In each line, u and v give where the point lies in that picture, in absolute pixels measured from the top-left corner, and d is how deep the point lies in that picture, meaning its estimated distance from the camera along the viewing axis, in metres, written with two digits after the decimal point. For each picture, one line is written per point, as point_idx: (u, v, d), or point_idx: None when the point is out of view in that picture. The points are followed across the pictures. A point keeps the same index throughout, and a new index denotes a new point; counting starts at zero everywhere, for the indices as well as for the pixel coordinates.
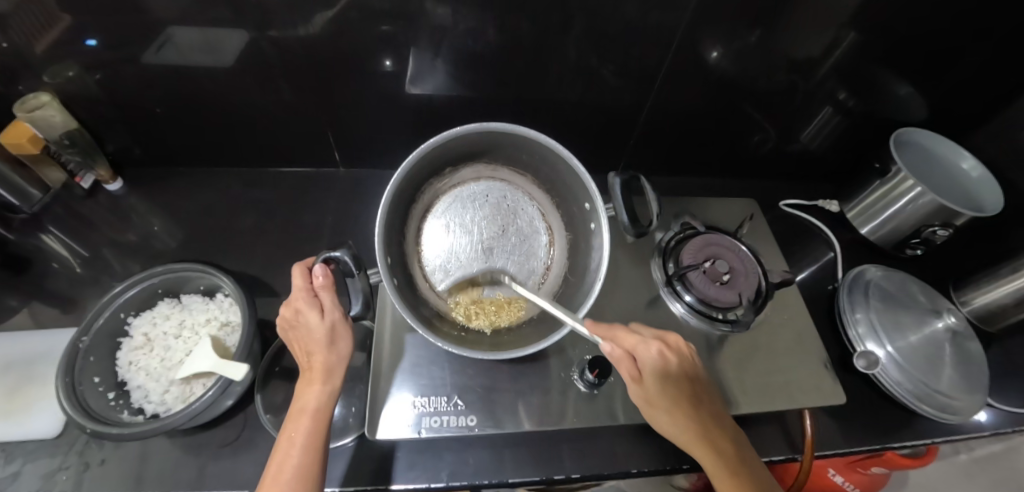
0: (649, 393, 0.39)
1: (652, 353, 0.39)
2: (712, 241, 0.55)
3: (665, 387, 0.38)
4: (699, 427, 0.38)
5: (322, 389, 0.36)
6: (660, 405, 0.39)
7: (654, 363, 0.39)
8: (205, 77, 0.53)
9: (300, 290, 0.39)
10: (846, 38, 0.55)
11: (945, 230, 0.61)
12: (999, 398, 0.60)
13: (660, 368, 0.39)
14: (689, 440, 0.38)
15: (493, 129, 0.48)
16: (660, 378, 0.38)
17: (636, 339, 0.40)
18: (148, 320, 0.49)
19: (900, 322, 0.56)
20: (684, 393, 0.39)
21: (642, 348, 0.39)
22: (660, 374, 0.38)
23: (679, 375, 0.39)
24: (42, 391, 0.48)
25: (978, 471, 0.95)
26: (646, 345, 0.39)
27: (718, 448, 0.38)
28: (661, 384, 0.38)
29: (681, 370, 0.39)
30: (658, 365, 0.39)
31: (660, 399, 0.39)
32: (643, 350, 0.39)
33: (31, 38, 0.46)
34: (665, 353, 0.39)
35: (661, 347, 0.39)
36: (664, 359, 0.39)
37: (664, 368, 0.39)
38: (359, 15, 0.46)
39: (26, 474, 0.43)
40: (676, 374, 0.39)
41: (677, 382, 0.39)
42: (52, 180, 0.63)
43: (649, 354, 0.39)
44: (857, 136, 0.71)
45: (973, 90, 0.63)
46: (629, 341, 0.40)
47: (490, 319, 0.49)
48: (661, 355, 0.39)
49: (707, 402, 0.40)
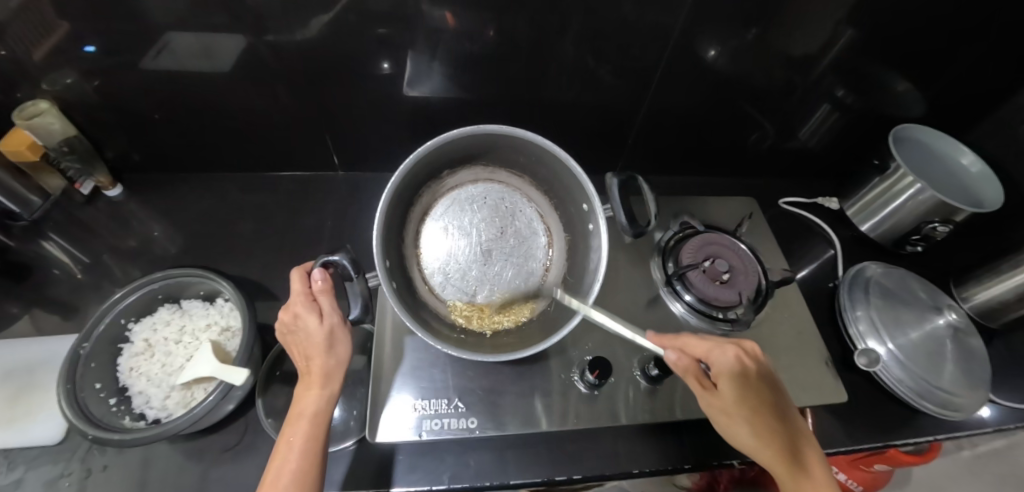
0: (726, 402, 0.38)
1: (728, 357, 0.39)
2: (711, 240, 0.55)
3: (745, 395, 0.37)
4: (781, 439, 0.37)
5: (320, 393, 0.36)
6: (739, 415, 0.37)
7: (733, 369, 0.38)
8: (203, 82, 0.53)
9: (298, 294, 0.39)
10: (844, 35, 0.55)
11: (945, 226, 0.61)
12: (1001, 393, 0.60)
13: (738, 374, 0.38)
14: (768, 453, 0.37)
15: (490, 131, 0.48)
16: (738, 386, 0.38)
17: (710, 346, 0.40)
18: (148, 326, 0.49)
19: (900, 319, 0.56)
20: (764, 402, 0.38)
21: (716, 354, 0.39)
22: (738, 381, 0.38)
23: (758, 382, 0.38)
24: (44, 398, 0.48)
25: (981, 467, 0.95)
26: (722, 350, 0.39)
27: (800, 463, 0.36)
28: (740, 390, 0.38)
29: (759, 376, 0.38)
30: (736, 372, 0.38)
31: (737, 407, 0.38)
32: (717, 356, 0.39)
33: (30, 46, 0.46)
34: (742, 358, 0.39)
35: (738, 352, 0.39)
36: (742, 365, 0.38)
37: (743, 374, 0.38)
38: (357, 18, 0.46)
39: (29, 480, 0.43)
40: (753, 381, 0.38)
41: (756, 391, 0.38)
42: (52, 187, 0.63)
43: (724, 360, 0.39)
44: (855, 133, 0.71)
45: (970, 87, 0.63)
46: (701, 348, 0.40)
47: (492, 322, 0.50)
48: (739, 361, 0.38)
49: (787, 413, 0.39)
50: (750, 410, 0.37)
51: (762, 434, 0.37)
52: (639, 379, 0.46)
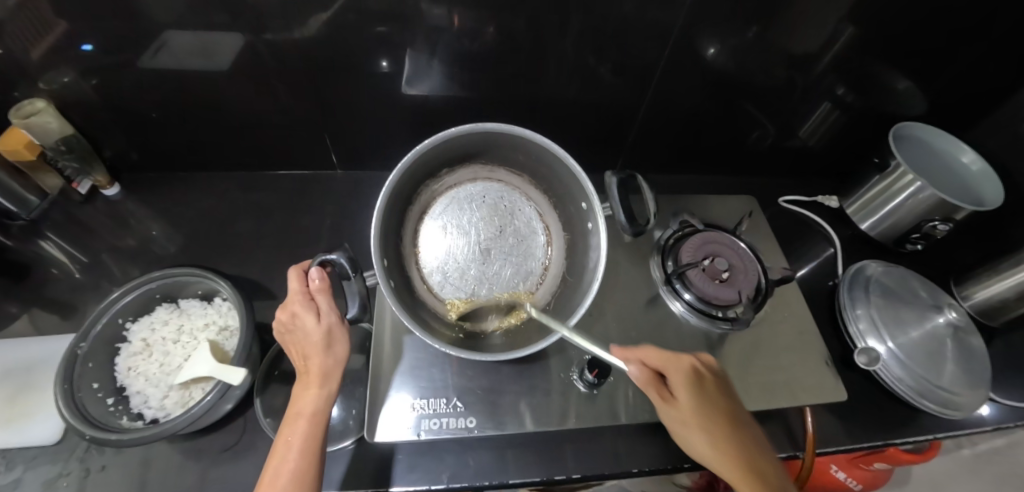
0: (683, 412, 0.38)
1: (684, 368, 0.40)
2: (711, 239, 0.54)
3: (702, 404, 0.38)
4: (737, 448, 0.37)
5: (319, 393, 0.36)
6: (697, 425, 0.38)
7: (687, 379, 0.39)
8: (202, 81, 0.53)
9: (295, 293, 0.38)
10: (844, 33, 0.55)
11: (946, 224, 0.60)
12: (1001, 392, 0.59)
13: (692, 384, 0.39)
14: (725, 463, 0.37)
15: (489, 130, 0.48)
16: (694, 396, 0.38)
17: (666, 356, 0.41)
18: (146, 325, 0.49)
19: (901, 318, 0.56)
20: (721, 410, 0.38)
21: (673, 365, 0.40)
22: (694, 391, 0.38)
23: (713, 391, 0.39)
24: (42, 397, 0.48)
25: (981, 465, 0.95)
26: (677, 360, 0.40)
27: (759, 474, 0.36)
28: (696, 400, 0.38)
29: (714, 385, 0.39)
30: (692, 381, 0.39)
31: (694, 418, 0.38)
32: (675, 367, 0.40)
33: (28, 45, 0.46)
34: (696, 368, 0.40)
35: (693, 363, 0.40)
36: (698, 375, 0.40)
37: (697, 382, 0.39)
38: (356, 16, 0.46)
39: (28, 480, 0.43)
40: (709, 390, 0.39)
41: (712, 401, 0.38)
42: (50, 186, 0.63)
43: (680, 370, 0.39)
44: (856, 131, 0.71)
45: (971, 85, 0.63)
46: (658, 359, 0.40)
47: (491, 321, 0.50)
48: (693, 371, 0.40)
49: (745, 423, 0.39)
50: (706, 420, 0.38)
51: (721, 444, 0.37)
52: None
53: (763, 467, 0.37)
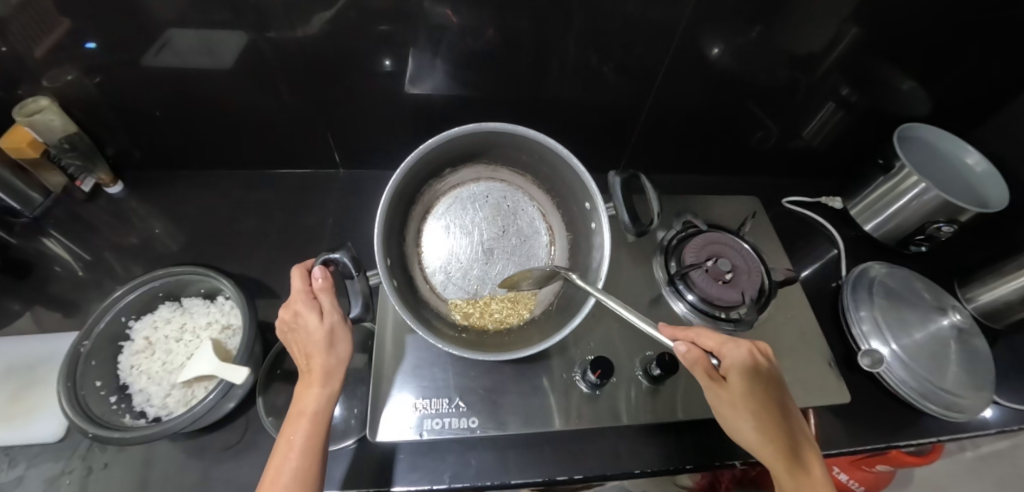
0: (734, 393, 0.37)
1: (741, 353, 0.39)
2: (714, 239, 0.54)
3: (754, 389, 0.37)
4: (785, 436, 0.36)
5: (320, 392, 0.36)
6: (746, 409, 0.37)
7: (743, 362, 0.38)
8: (204, 79, 0.53)
9: (299, 292, 0.38)
10: (849, 33, 0.55)
11: (950, 226, 0.60)
12: (1004, 395, 0.59)
13: (748, 368, 0.38)
14: (768, 447, 0.36)
15: (492, 129, 0.48)
16: (747, 380, 0.37)
17: (722, 339, 0.40)
18: (149, 324, 0.49)
19: (905, 319, 0.55)
20: (771, 396, 0.37)
21: (729, 347, 0.39)
22: (748, 375, 0.37)
23: (769, 379, 0.38)
24: (44, 395, 0.48)
25: (984, 468, 0.95)
26: (734, 345, 0.39)
27: (803, 466, 0.35)
28: (749, 384, 0.37)
29: (771, 371, 0.38)
30: (747, 366, 0.38)
31: (746, 402, 0.37)
32: (732, 349, 0.39)
33: (31, 42, 0.46)
34: (754, 355, 0.39)
35: (750, 348, 0.39)
36: (753, 360, 0.39)
37: (754, 369, 0.38)
38: (359, 15, 0.46)
39: (31, 477, 0.43)
40: (766, 376, 0.38)
41: (764, 387, 0.37)
42: (53, 184, 0.62)
43: (737, 354, 0.39)
44: (859, 132, 0.71)
45: (975, 86, 0.63)
46: (713, 341, 0.40)
47: (494, 320, 0.49)
48: (751, 356, 0.39)
49: (794, 416, 0.38)
50: (756, 404, 0.37)
51: (768, 429, 0.36)
52: (641, 379, 0.46)
53: (809, 459, 0.36)
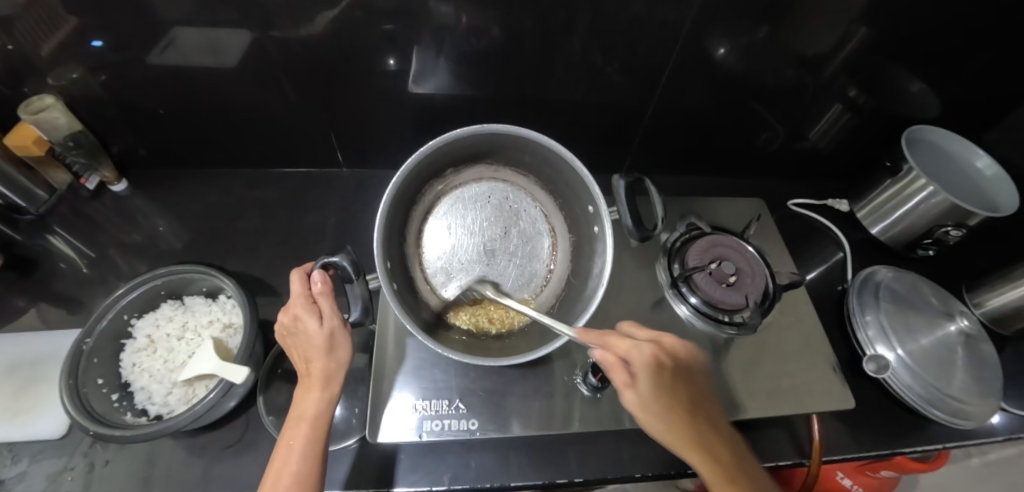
0: (646, 396, 0.35)
1: (646, 355, 0.36)
2: (719, 242, 0.54)
3: (665, 395, 0.35)
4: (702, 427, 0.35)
5: (320, 396, 0.36)
6: (658, 414, 0.35)
7: (651, 368, 0.35)
8: (208, 77, 0.53)
9: (297, 296, 0.38)
10: (857, 34, 0.54)
11: (959, 230, 0.59)
12: (1013, 401, 0.58)
13: (655, 370, 0.35)
14: (690, 448, 0.34)
15: (494, 131, 0.47)
16: (658, 385, 0.35)
17: (630, 344, 0.36)
18: (151, 321, 0.49)
19: (911, 325, 0.55)
20: (682, 389, 0.36)
21: (637, 348, 0.36)
22: (657, 380, 0.35)
23: (677, 382, 0.36)
24: (48, 392, 0.48)
25: (989, 474, 0.93)
26: (641, 349, 0.36)
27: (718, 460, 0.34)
28: (659, 389, 0.35)
29: (684, 364, 0.37)
30: (655, 369, 0.35)
31: (659, 407, 0.35)
32: (639, 348, 0.36)
33: (38, 40, 0.46)
34: (661, 356, 0.36)
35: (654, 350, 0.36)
36: (660, 361, 0.36)
37: (661, 373, 0.35)
38: (363, 14, 0.46)
39: (34, 474, 0.44)
40: (675, 372, 0.36)
41: (674, 383, 0.36)
42: (58, 181, 0.63)
43: (644, 360, 0.35)
44: (867, 134, 0.70)
45: (984, 89, 0.62)
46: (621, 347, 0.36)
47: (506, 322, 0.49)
48: (656, 359, 0.36)
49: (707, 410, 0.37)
50: (672, 403, 0.35)
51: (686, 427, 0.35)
52: None
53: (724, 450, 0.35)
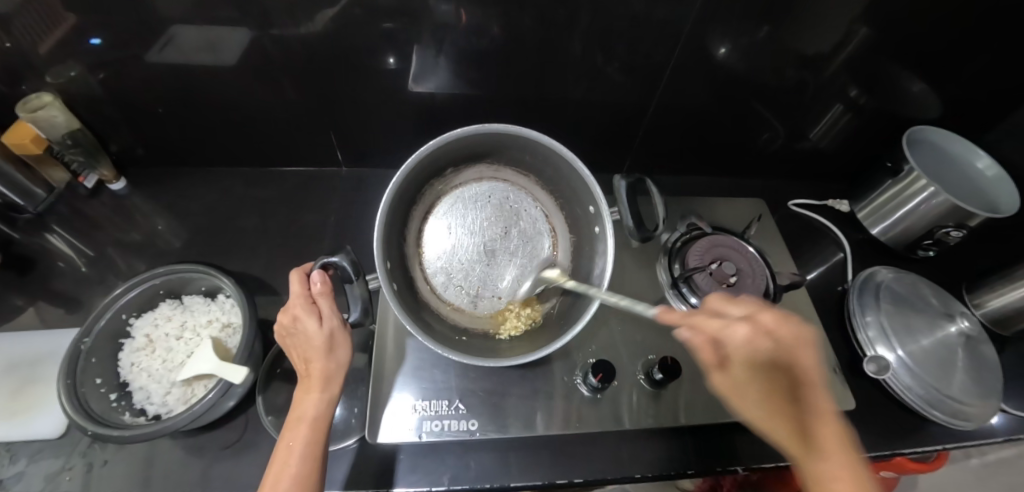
0: (741, 381, 0.29)
1: (742, 336, 0.29)
2: (719, 242, 0.54)
3: (763, 379, 0.28)
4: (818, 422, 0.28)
5: (320, 397, 0.36)
6: (754, 400, 0.29)
7: (750, 352, 0.28)
8: (208, 76, 0.53)
9: (297, 296, 0.38)
10: (858, 33, 0.54)
11: (959, 231, 0.59)
12: (1012, 402, 0.58)
13: (756, 354, 0.28)
14: (796, 444, 0.28)
15: (495, 130, 0.47)
16: (757, 372, 0.28)
17: (723, 323, 0.29)
18: (150, 321, 0.49)
19: (912, 325, 0.55)
20: (789, 376, 0.28)
21: (730, 331, 0.29)
22: (757, 365, 0.28)
23: (788, 372, 0.28)
24: (47, 391, 0.48)
25: (988, 475, 0.93)
26: (735, 332, 0.29)
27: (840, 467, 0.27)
28: (757, 375, 0.28)
29: (795, 348, 0.28)
30: (755, 353, 0.28)
31: (757, 391, 0.28)
32: (731, 330, 0.29)
33: (36, 38, 0.46)
34: (760, 338, 0.28)
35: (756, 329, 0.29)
36: (761, 344, 0.28)
37: (765, 359, 0.28)
38: (363, 12, 0.45)
39: (32, 474, 0.43)
40: (782, 358, 0.28)
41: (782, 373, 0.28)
42: (57, 180, 0.63)
43: (738, 342, 0.29)
44: (868, 134, 0.69)
45: (985, 90, 0.62)
46: (713, 325, 0.30)
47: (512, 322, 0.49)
48: (758, 340, 0.28)
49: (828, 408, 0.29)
50: (774, 391, 0.28)
51: (792, 419, 0.28)
52: (644, 383, 0.46)
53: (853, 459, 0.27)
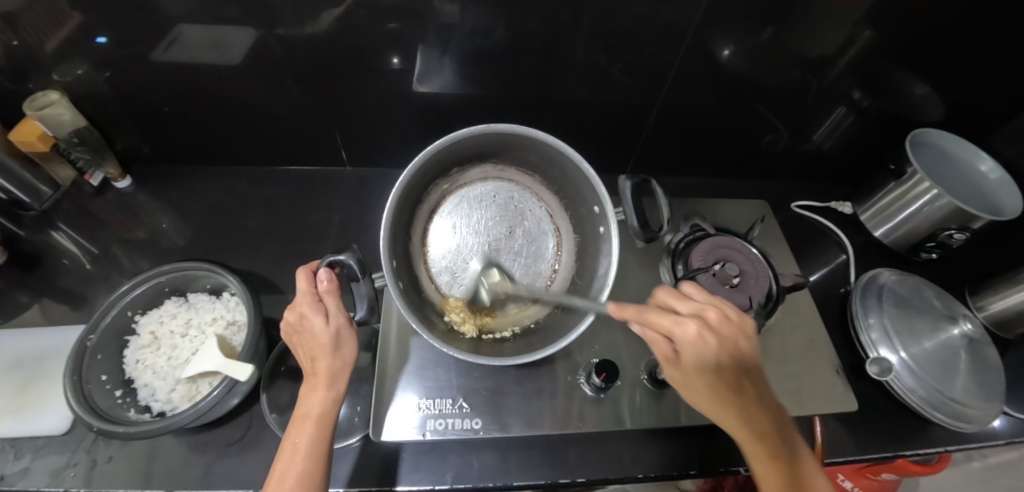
0: (689, 372, 0.36)
1: (689, 334, 0.34)
2: (723, 243, 0.53)
3: (705, 372, 0.35)
4: (755, 409, 0.35)
5: (326, 394, 0.36)
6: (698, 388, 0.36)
7: (694, 348, 0.34)
8: (213, 75, 0.53)
9: (303, 294, 0.38)
10: (862, 36, 0.54)
11: (962, 233, 0.59)
12: (1015, 405, 0.58)
13: (701, 350, 0.34)
14: (738, 424, 0.35)
15: (500, 130, 0.47)
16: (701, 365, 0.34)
17: (671, 321, 0.35)
18: (155, 318, 0.49)
19: (914, 328, 0.55)
20: (729, 368, 0.35)
21: (679, 329, 0.35)
22: (701, 360, 0.34)
23: (725, 364, 0.34)
24: (51, 388, 0.48)
25: (990, 478, 0.93)
26: (682, 331, 0.34)
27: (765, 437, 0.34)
28: (701, 367, 0.35)
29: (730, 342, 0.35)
30: (700, 349, 0.34)
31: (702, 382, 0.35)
32: (682, 327, 0.35)
33: (43, 36, 0.46)
34: (705, 336, 0.34)
35: (700, 329, 0.34)
36: (704, 342, 0.34)
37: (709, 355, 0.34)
38: (368, 12, 0.46)
39: (37, 470, 0.44)
40: (721, 352, 0.34)
41: (721, 365, 0.34)
42: (63, 178, 0.64)
43: (686, 339, 0.34)
44: (871, 137, 0.70)
45: (989, 93, 0.62)
46: (664, 323, 0.35)
47: (512, 322, 0.51)
48: (700, 338, 0.34)
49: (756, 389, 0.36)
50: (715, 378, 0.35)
51: (729, 403, 0.35)
52: (646, 383, 0.46)
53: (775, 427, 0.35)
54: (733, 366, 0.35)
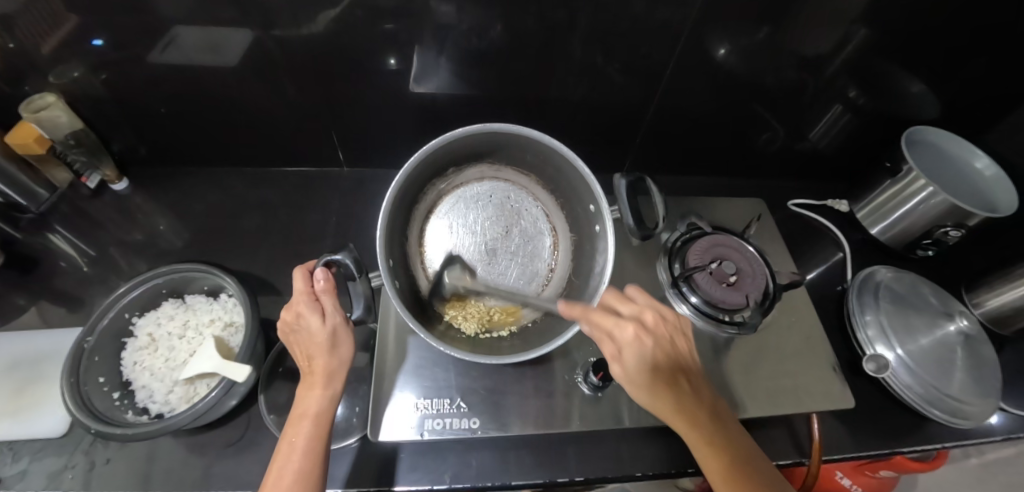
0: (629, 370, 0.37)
1: (627, 334, 0.37)
2: (719, 242, 0.54)
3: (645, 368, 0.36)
4: (692, 399, 0.37)
5: (323, 393, 0.36)
6: (640, 385, 0.37)
7: (633, 343, 0.36)
8: (209, 76, 0.53)
9: (300, 293, 0.38)
10: (857, 34, 0.54)
11: (958, 230, 0.60)
12: (1012, 401, 0.58)
13: (640, 347, 0.36)
14: (677, 416, 0.36)
15: (496, 130, 0.47)
16: (640, 361, 0.36)
17: (611, 321, 0.37)
18: (153, 319, 0.49)
19: (911, 325, 0.55)
20: (665, 362, 0.37)
21: (619, 328, 0.37)
22: (641, 357, 0.36)
23: (662, 358, 0.37)
24: (49, 390, 0.48)
25: (989, 475, 0.94)
26: (620, 329, 0.37)
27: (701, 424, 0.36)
28: (639, 363, 0.36)
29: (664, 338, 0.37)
30: (637, 346, 0.36)
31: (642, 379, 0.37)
32: (621, 328, 0.37)
33: (39, 39, 0.46)
34: (641, 334, 0.37)
35: (637, 329, 0.37)
36: (642, 342, 0.36)
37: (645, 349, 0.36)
38: (364, 13, 0.46)
39: (34, 472, 0.43)
40: (657, 348, 0.37)
41: (658, 359, 0.37)
42: (60, 180, 0.64)
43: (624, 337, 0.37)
44: (867, 135, 0.70)
45: (984, 91, 0.62)
46: (605, 323, 0.38)
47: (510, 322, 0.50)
48: (637, 336, 0.36)
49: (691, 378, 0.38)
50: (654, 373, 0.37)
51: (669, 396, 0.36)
52: None
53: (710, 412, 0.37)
54: (670, 361, 0.37)
